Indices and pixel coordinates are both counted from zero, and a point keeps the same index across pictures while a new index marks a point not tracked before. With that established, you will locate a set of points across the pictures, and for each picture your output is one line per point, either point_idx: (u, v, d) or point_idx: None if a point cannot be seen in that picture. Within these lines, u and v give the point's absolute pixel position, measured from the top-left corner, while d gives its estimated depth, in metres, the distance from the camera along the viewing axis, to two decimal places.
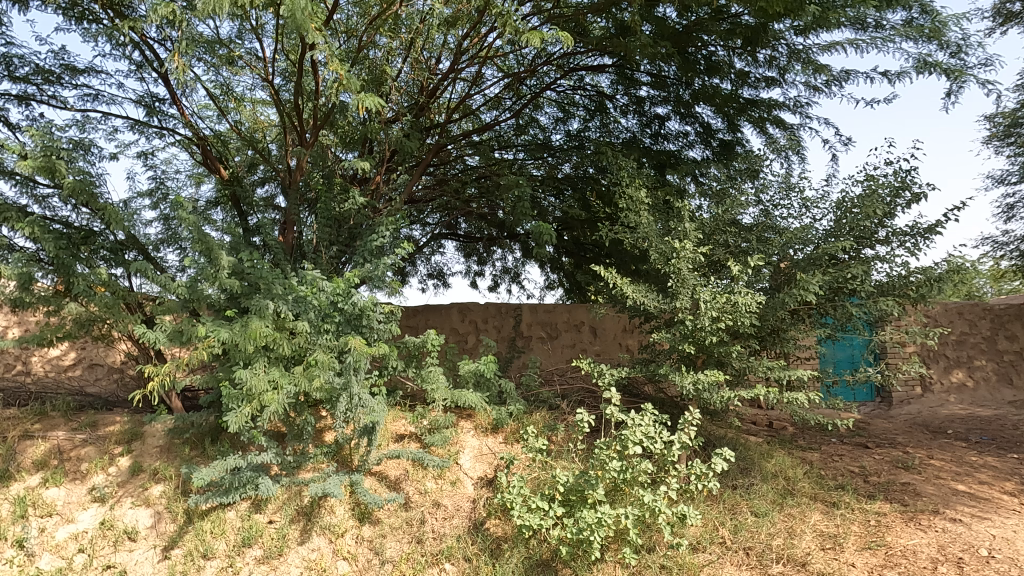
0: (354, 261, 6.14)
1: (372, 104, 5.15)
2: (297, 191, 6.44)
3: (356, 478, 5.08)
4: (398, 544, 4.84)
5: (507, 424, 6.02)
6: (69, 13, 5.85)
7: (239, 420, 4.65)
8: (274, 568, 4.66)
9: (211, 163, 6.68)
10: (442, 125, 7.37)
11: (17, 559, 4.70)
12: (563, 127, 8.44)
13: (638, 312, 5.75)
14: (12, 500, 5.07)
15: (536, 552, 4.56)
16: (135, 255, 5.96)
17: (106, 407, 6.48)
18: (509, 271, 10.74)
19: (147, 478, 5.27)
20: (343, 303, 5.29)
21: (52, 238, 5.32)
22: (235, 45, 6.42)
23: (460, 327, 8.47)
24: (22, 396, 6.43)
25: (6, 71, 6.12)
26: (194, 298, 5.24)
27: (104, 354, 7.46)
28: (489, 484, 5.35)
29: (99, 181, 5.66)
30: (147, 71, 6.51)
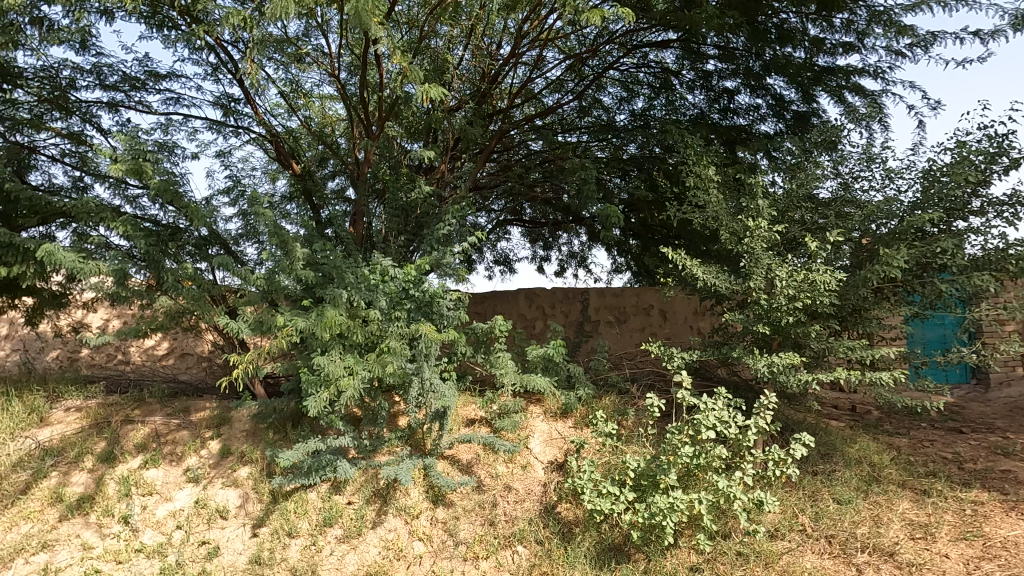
0: (422, 250, 6.23)
1: (437, 94, 5.19)
2: (365, 183, 6.63)
3: (429, 461, 5.25)
4: (471, 526, 4.95)
5: (576, 408, 6.00)
6: (150, 21, 6.09)
7: (319, 405, 4.82)
8: (354, 547, 4.84)
9: (284, 158, 6.93)
10: (505, 110, 7.37)
11: (124, 534, 5.00)
12: (628, 106, 8.24)
13: (710, 294, 5.60)
14: (118, 480, 5.42)
15: (608, 537, 4.57)
16: (218, 250, 6.34)
17: (197, 393, 6.90)
18: (575, 256, 10.66)
19: (236, 460, 5.57)
20: (414, 290, 5.49)
21: (143, 236, 5.66)
22: (303, 43, 6.57)
23: (528, 312, 8.53)
24: (122, 384, 6.96)
25: (98, 81, 6.52)
26: (273, 289, 5.43)
27: (193, 344, 7.95)
28: (560, 468, 5.37)
29: (183, 180, 5.97)
30: (222, 73, 6.78)
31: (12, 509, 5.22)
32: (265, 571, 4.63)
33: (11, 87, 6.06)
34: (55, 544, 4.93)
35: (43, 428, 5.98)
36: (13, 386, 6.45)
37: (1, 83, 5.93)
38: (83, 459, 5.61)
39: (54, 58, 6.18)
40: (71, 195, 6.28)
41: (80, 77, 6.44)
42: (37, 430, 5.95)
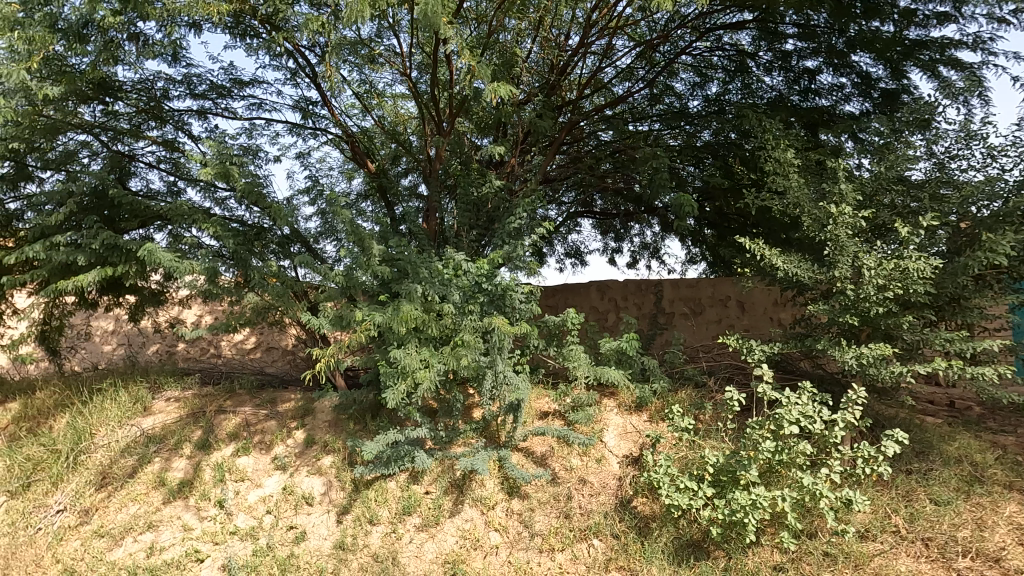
0: (494, 244, 6.28)
1: (505, 92, 5.27)
2: (438, 179, 6.75)
3: (503, 453, 5.32)
4: (546, 518, 4.97)
5: (651, 402, 5.90)
6: (234, 30, 6.37)
7: (397, 396, 4.95)
8: (432, 535, 4.95)
9: (360, 158, 7.14)
10: (574, 101, 7.34)
11: (220, 517, 5.30)
12: (701, 92, 8.00)
13: (791, 283, 5.38)
14: (213, 466, 5.75)
15: (686, 533, 4.49)
16: (300, 247, 6.64)
17: (282, 385, 7.24)
18: (648, 247, 10.47)
19: (320, 449, 5.81)
20: (487, 284, 5.56)
21: (231, 236, 5.97)
22: (376, 44, 6.73)
23: (600, 305, 8.52)
24: (215, 377, 7.38)
25: (188, 90, 6.90)
26: (351, 285, 5.62)
27: (278, 339, 8.35)
28: (635, 463, 5.31)
29: (266, 182, 6.25)
30: (301, 77, 7.03)
31: (121, 491, 5.64)
32: (348, 556, 4.81)
33: (112, 100, 6.50)
34: (160, 525, 5.29)
35: (146, 417, 6.42)
36: (120, 377, 6.95)
37: (104, 96, 6.37)
38: (182, 446, 5.98)
39: (149, 70, 6.58)
40: (167, 199, 6.69)
41: (173, 87, 6.83)
42: (141, 418, 6.39)
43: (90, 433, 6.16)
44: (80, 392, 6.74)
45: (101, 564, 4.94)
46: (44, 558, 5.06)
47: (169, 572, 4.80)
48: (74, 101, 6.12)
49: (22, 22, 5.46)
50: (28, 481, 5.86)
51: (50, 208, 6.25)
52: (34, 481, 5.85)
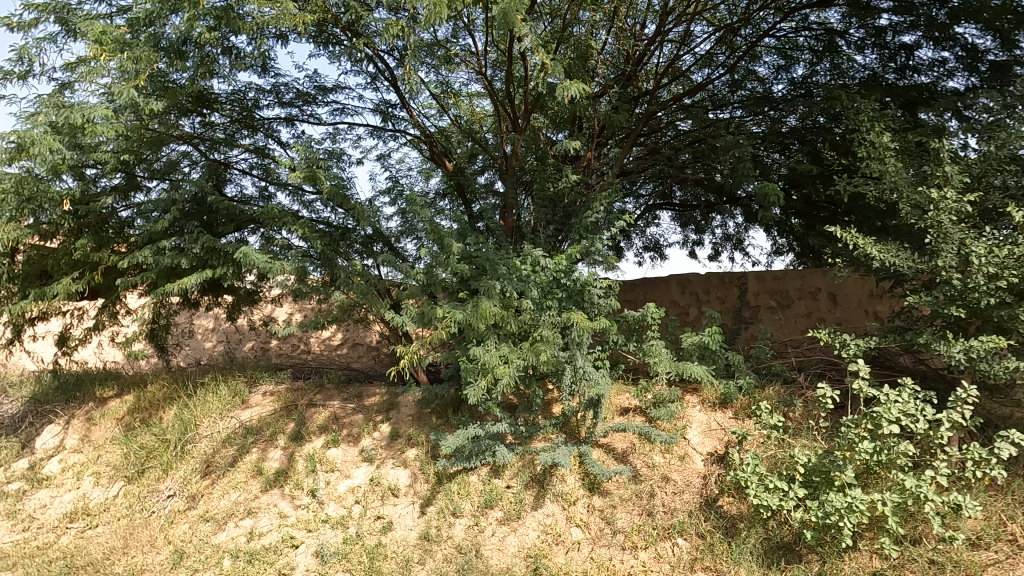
0: (571, 239, 6.24)
1: (575, 89, 5.39)
2: (514, 176, 6.79)
3: (584, 449, 5.30)
4: (628, 516, 4.92)
5: (736, 399, 5.70)
6: (318, 39, 6.60)
7: (477, 392, 5.02)
8: (514, 529, 5.00)
9: (438, 157, 7.27)
10: (652, 91, 7.19)
11: (312, 505, 5.55)
12: (786, 75, 7.59)
13: (888, 274, 5.07)
14: (305, 457, 6.02)
15: (777, 535, 4.33)
16: (382, 246, 6.82)
17: (367, 380, 7.49)
18: (730, 239, 10.13)
19: (404, 442, 5.98)
20: (565, 279, 5.55)
21: (318, 237, 6.23)
22: (452, 44, 6.83)
23: (681, 299, 8.26)
24: (305, 372, 7.72)
25: (277, 99, 7.24)
26: (431, 283, 5.74)
27: (363, 335, 8.64)
28: (721, 461, 5.16)
29: (349, 184, 6.47)
30: (380, 81, 7.23)
31: (223, 479, 6.00)
32: (433, 547, 4.93)
33: (209, 112, 6.91)
34: (258, 511, 5.60)
35: (244, 409, 6.80)
36: (220, 372, 7.40)
37: (202, 108, 6.78)
38: (277, 438, 6.30)
39: (241, 82, 6.95)
40: (259, 203, 7.05)
41: (263, 97, 7.19)
42: (239, 411, 6.78)
43: (195, 424, 6.59)
44: (185, 385, 7.23)
45: (207, 547, 5.29)
46: (157, 539, 5.47)
47: (267, 556, 5.08)
48: (175, 114, 6.56)
49: (130, 43, 5.89)
50: (142, 468, 6.35)
51: (157, 215, 6.72)
52: (148, 467, 6.33)
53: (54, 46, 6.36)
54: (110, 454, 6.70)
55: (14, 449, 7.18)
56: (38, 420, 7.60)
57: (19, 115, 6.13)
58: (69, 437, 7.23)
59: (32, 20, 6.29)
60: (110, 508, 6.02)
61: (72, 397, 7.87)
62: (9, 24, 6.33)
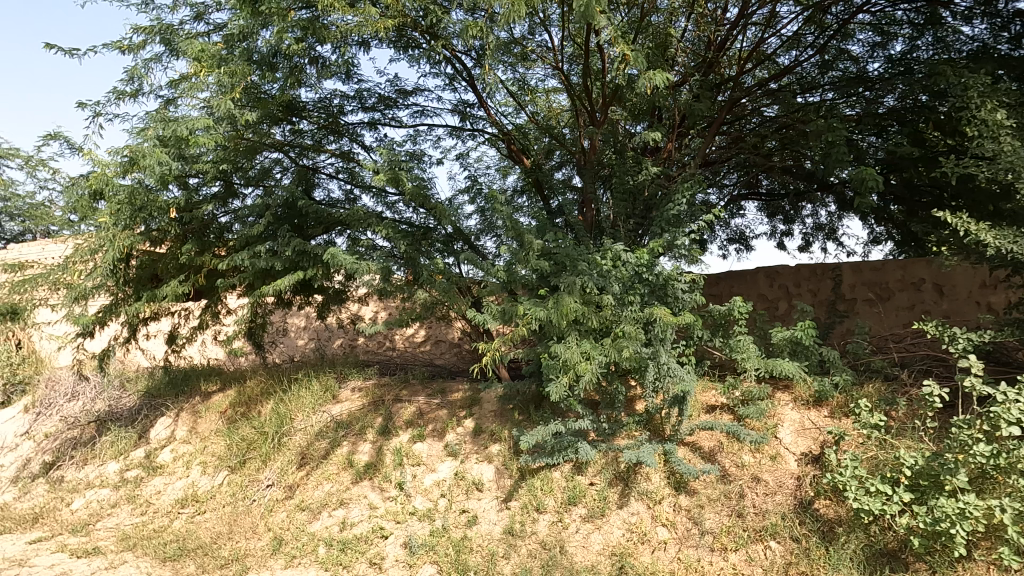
0: (653, 232, 6.11)
1: (660, 79, 5.34)
2: (592, 170, 6.72)
3: (669, 447, 5.18)
4: (717, 516, 4.77)
5: (832, 396, 5.42)
6: (398, 44, 6.76)
7: (560, 389, 5.01)
8: (598, 527, 4.96)
9: (516, 155, 7.30)
10: (735, 78, 6.93)
11: (400, 498, 5.72)
12: (883, 52, 7.17)
13: (1004, 261, 4.67)
14: (393, 451, 6.21)
15: (880, 541, 4.10)
16: (463, 245, 6.93)
17: (450, 376, 7.63)
18: (822, 228, 9.63)
19: (488, 437, 6.05)
20: (647, 274, 5.45)
21: (401, 237, 6.40)
22: (528, 41, 6.84)
23: (769, 293, 7.89)
24: (391, 369, 7.96)
25: (360, 104, 7.49)
26: (512, 280, 5.78)
27: (445, 332, 8.80)
28: (816, 461, 4.92)
29: (430, 184, 6.60)
30: (458, 82, 7.32)
31: (317, 471, 6.28)
32: (518, 542, 4.97)
33: (298, 120, 7.23)
34: (350, 502, 5.83)
35: (335, 404, 7.08)
36: (312, 368, 7.73)
37: (291, 117, 7.11)
38: (366, 432, 6.53)
39: (327, 90, 7.23)
40: (345, 206, 7.32)
41: (347, 103, 7.45)
42: (331, 405, 7.07)
43: (290, 418, 6.93)
44: (281, 381, 7.61)
45: (303, 535, 5.55)
46: (259, 526, 5.79)
47: (359, 546, 5.28)
48: (267, 124, 6.90)
49: (226, 58, 6.25)
50: (244, 458, 6.74)
51: (253, 220, 7.10)
52: (249, 458, 6.71)
53: (159, 65, 6.86)
54: (215, 445, 7.16)
55: (132, 439, 7.80)
56: (151, 412, 8.22)
57: (132, 132, 6.64)
58: (179, 429, 7.77)
59: (140, 42, 6.79)
60: (216, 496, 6.43)
61: (181, 391, 8.46)
62: (121, 47, 6.87)
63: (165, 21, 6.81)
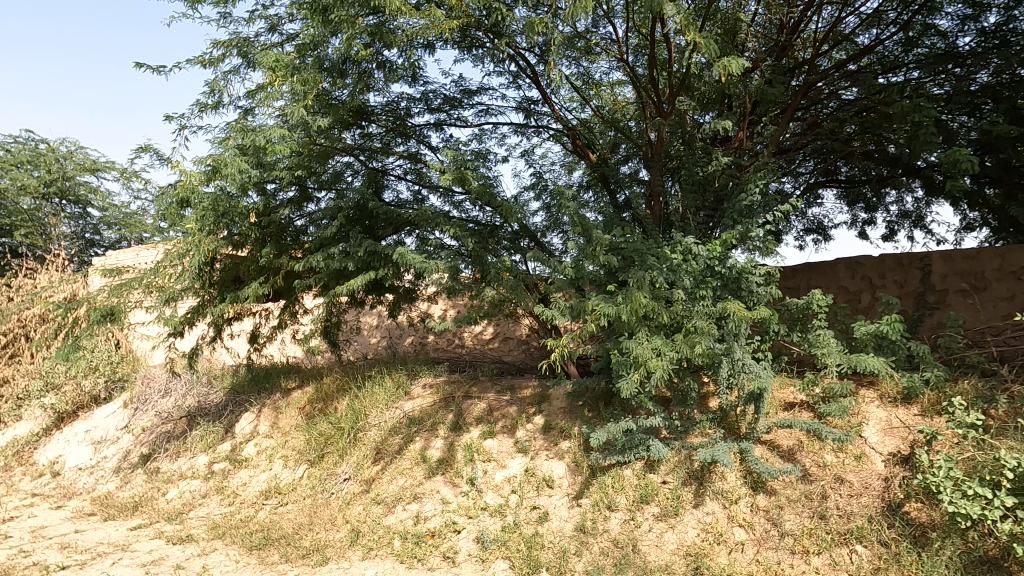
0: (724, 224, 5.93)
1: (733, 66, 5.18)
2: (659, 163, 6.59)
3: (745, 445, 5.02)
4: (798, 518, 4.60)
5: (923, 394, 5.12)
6: (462, 44, 6.81)
7: (630, 386, 4.94)
8: (672, 526, 4.87)
9: (581, 150, 7.24)
10: (810, 61, 6.64)
11: (472, 493, 5.79)
12: (975, 25, 6.68)
13: None
14: (464, 447, 6.29)
15: (979, 548, 3.86)
16: (529, 242, 6.93)
17: (519, 373, 7.67)
18: (908, 216, 9.10)
19: (557, 434, 6.04)
20: (719, 267, 5.32)
21: (469, 236, 6.48)
22: (592, 34, 6.77)
23: (851, 285, 7.38)
24: (461, 366, 8.07)
25: (426, 106, 7.60)
26: (579, 276, 5.74)
27: (513, 329, 8.84)
28: (906, 462, 4.66)
29: (496, 182, 6.64)
30: (522, 79, 7.32)
31: (391, 465, 6.44)
32: (590, 540, 4.93)
33: (367, 123, 7.42)
34: (423, 496, 5.95)
35: (407, 401, 7.24)
36: (384, 366, 7.93)
37: (361, 121, 7.30)
38: (437, 428, 6.64)
39: (395, 93, 7.38)
40: (413, 206, 7.45)
41: (413, 105, 7.58)
42: (403, 402, 7.23)
43: (364, 414, 7.13)
44: (355, 378, 7.84)
45: (379, 528, 5.70)
46: (337, 518, 5.99)
47: (433, 539, 5.38)
48: (339, 129, 7.12)
49: (299, 67, 6.48)
50: (322, 452, 6.99)
51: (326, 223, 7.35)
52: (327, 452, 6.96)
53: (238, 77, 7.17)
54: (295, 439, 7.46)
55: (220, 433, 8.22)
56: (236, 408, 8.64)
57: (214, 141, 6.99)
58: (262, 424, 8.13)
59: (220, 56, 7.13)
60: (297, 488, 6.69)
61: (263, 388, 8.86)
62: (202, 61, 7.23)
63: (241, 34, 7.12)
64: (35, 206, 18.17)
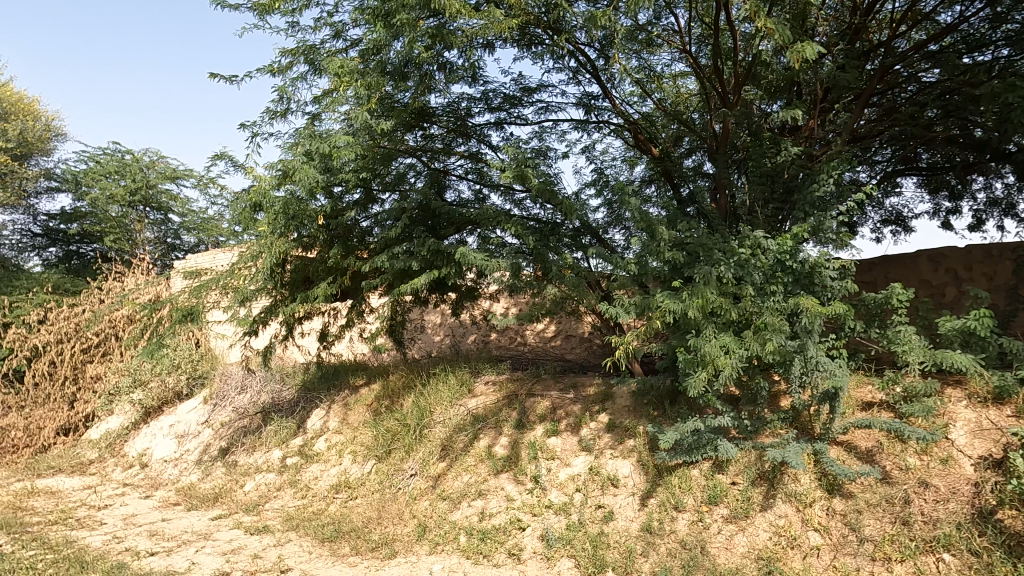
0: (795, 217, 5.71)
1: (809, 52, 5.01)
2: (725, 156, 6.41)
3: (820, 446, 4.83)
4: (878, 523, 4.39)
5: (1016, 394, 4.79)
6: (521, 42, 6.77)
7: (698, 385, 4.82)
8: (742, 528, 4.73)
9: (643, 144, 7.12)
10: (887, 42, 6.31)
11: (536, 491, 5.79)
12: None
13: None
14: (528, 444, 6.30)
15: None
16: (591, 239, 6.88)
17: (582, 371, 7.62)
18: (997, 203, 8.53)
19: (622, 433, 5.97)
20: (791, 262, 5.09)
21: (530, 234, 6.48)
22: (654, 25, 6.63)
23: (934, 278, 6.97)
24: (524, 363, 8.09)
25: (486, 105, 7.65)
26: (643, 272, 5.65)
27: (575, 327, 8.79)
28: (999, 466, 4.38)
29: (557, 180, 6.61)
30: (582, 75, 7.25)
31: (456, 462, 6.52)
32: (656, 540, 4.86)
33: (429, 125, 7.53)
34: (488, 493, 5.99)
35: (471, 398, 7.31)
36: (448, 363, 8.03)
37: (423, 122, 7.41)
38: (501, 426, 6.68)
39: (455, 94, 7.46)
40: (475, 205, 7.51)
41: (474, 105, 7.64)
42: (467, 399, 7.30)
43: (430, 411, 7.25)
44: (420, 375, 7.97)
45: (445, 523, 5.79)
46: (405, 513, 6.12)
47: (498, 536, 5.43)
48: (401, 131, 7.25)
49: (363, 72, 6.64)
50: (389, 448, 7.15)
51: (391, 223, 7.50)
52: (394, 448, 7.12)
53: (305, 83, 7.39)
54: (364, 436, 7.66)
55: (292, 428, 8.52)
56: (308, 404, 8.94)
57: (284, 147, 7.24)
58: (331, 420, 8.38)
59: (288, 64, 7.36)
60: (366, 483, 6.87)
61: (332, 385, 9.13)
62: (272, 69, 7.49)
63: (308, 41, 7.34)
64: (122, 213, 19.28)
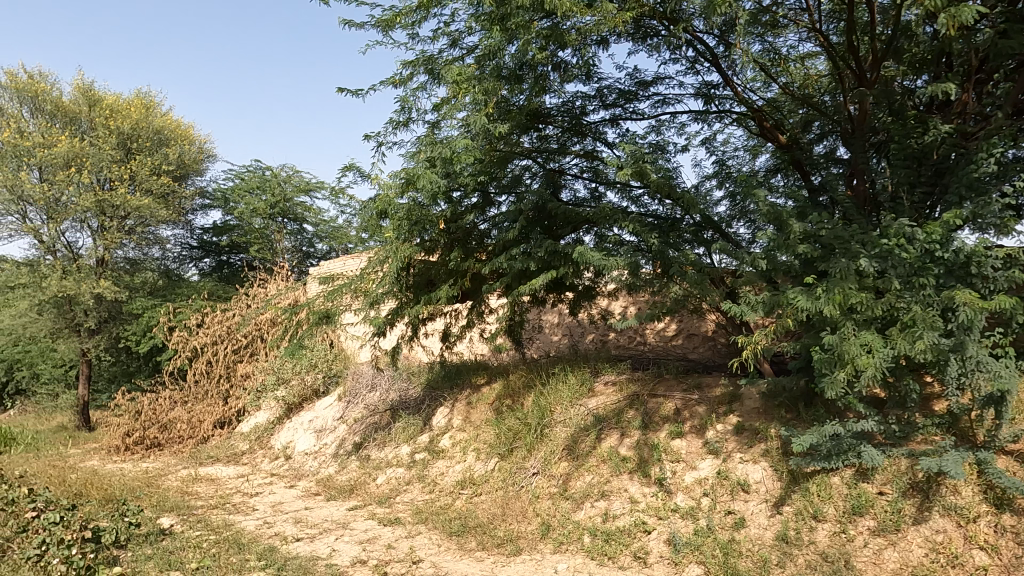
0: (947, 202, 5.19)
1: (968, 16, 4.57)
2: (862, 139, 5.93)
3: (984, 455, 4.35)
4: None
5: None
6: (636, 35, 6.64)
7: (836, 386, 4.49)
8: (892, 543, 4.36)
9: (768, 132, 6.75)
10: None
11: (661, 493, 5.66)
12: None
13: None
14: (651, 446, 6.17)
15: None
16: (713, 233, 6.61)
17: (706, 371, 7.34)
18: None
19: (752, 436, 5.68)
20: (942, 253, 4.67)
21: (649, 231, 6.34)
22: (778, 5, 6.27)
23: None
24: (644, 363, 7.93)
25: (601, 102, 7.58)
26: (772, 267, 5.35)
27: (698, 325, 8.50)
28: None
29: (676, 174, 6.43)
30: (701, 64, 7.00)
31: (578, 462, 6.50)
32: (794, 551, 4.59)
33: (544, 126, 7.57)
34: (612, 494, 5.92)
35: (592, 397, 7.26)
36: (567, 363, 8.03)
37: (538, 124, 7.48)
38: (623, 427, 6.58)
39: (570, 93, 7.47)
40: (591, 204, 7.45)
41: (589, 103, 7.60)
42: (587, 399, 7.24)
43: (550, 410, 7.28)
44: (540, 375, 8.03)
45: (569, 522, 5.79)
46: (528, 511, 6.19)
47: (623, 538, 5.35)
48: (517, 134, 7.35)
49: (480, 78, 6.79)
50: (511, 447, 7.26)
51: (509, 225, 7.63)
52: (516, 446, 7.21)
53: (424, 93, 7.68)
54: (486, 434, 7.83)
55: (419, 425, 8.88)
56: (433, 402, 9.28)
57: (407, 155, 7.56)
58: (455, 418, 8.64)
59: (409, 75, 7.69)
60: (490, 480, 7.02)
61: (455, 384, 9.41)
62: (394, 81, 7.84)
63: (427, 52, 7.61)
64: (263, 224, 20.99)
